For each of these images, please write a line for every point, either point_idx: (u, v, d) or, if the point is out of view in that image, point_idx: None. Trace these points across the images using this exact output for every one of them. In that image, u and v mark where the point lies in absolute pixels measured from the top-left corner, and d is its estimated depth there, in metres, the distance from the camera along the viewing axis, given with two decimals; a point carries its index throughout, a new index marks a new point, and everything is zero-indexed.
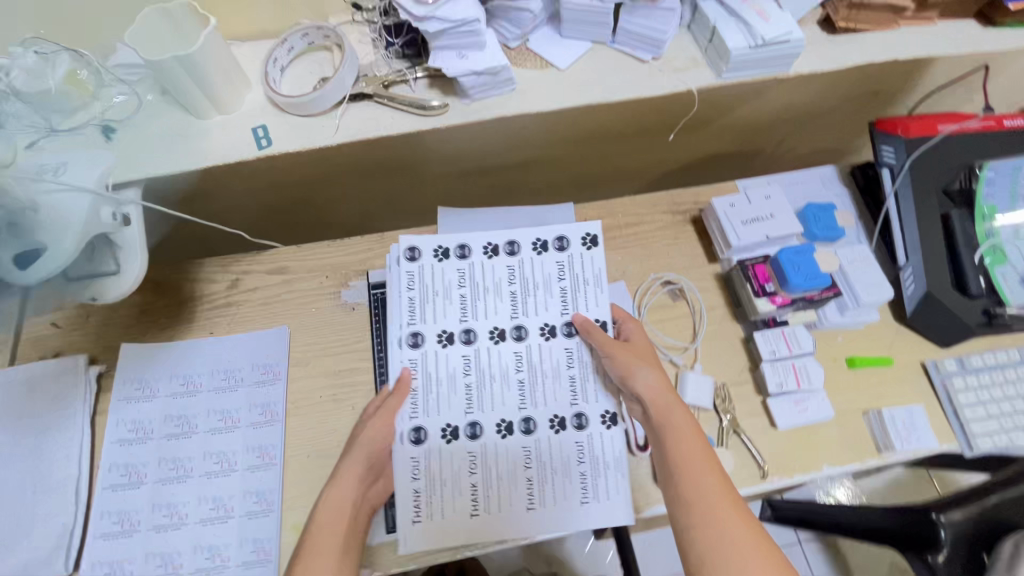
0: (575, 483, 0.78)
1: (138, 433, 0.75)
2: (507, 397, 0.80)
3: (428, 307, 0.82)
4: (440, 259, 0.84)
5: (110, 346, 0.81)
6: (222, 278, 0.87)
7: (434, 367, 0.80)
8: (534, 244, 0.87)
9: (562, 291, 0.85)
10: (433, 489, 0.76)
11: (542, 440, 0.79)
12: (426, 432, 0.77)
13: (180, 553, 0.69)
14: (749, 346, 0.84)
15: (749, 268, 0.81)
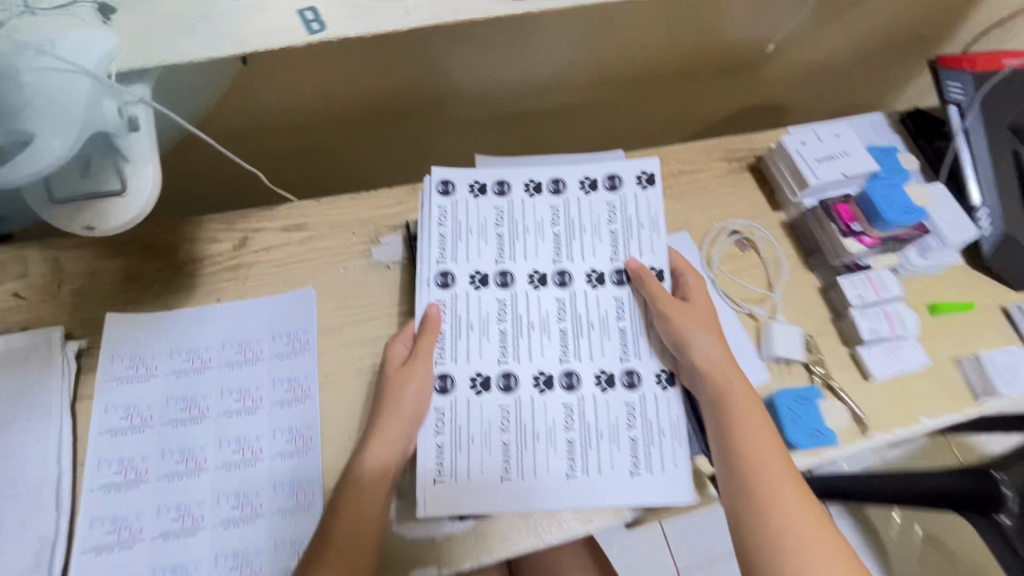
0: (622, 455, 0.63)
1: (133, 421, 0.61)
2: (547, 349, 0.68)
3: (460, 247, 0.72)
4: (477, 195, 0.74)
5: (90, 319, 0.66)
6: (228, 237, 0.73)
7: (465, 309, 0.69)
8: (582, 183, 0.76)
9: (613, 235, 0.73)
10: (458, 447, 0.63)
11: (585, 401, 0.66)
12: (453, 381, 0.65)
13: (198, 564, 0.55)
14: (828, 297, 0.77)
15: (833, 207, 0.75)
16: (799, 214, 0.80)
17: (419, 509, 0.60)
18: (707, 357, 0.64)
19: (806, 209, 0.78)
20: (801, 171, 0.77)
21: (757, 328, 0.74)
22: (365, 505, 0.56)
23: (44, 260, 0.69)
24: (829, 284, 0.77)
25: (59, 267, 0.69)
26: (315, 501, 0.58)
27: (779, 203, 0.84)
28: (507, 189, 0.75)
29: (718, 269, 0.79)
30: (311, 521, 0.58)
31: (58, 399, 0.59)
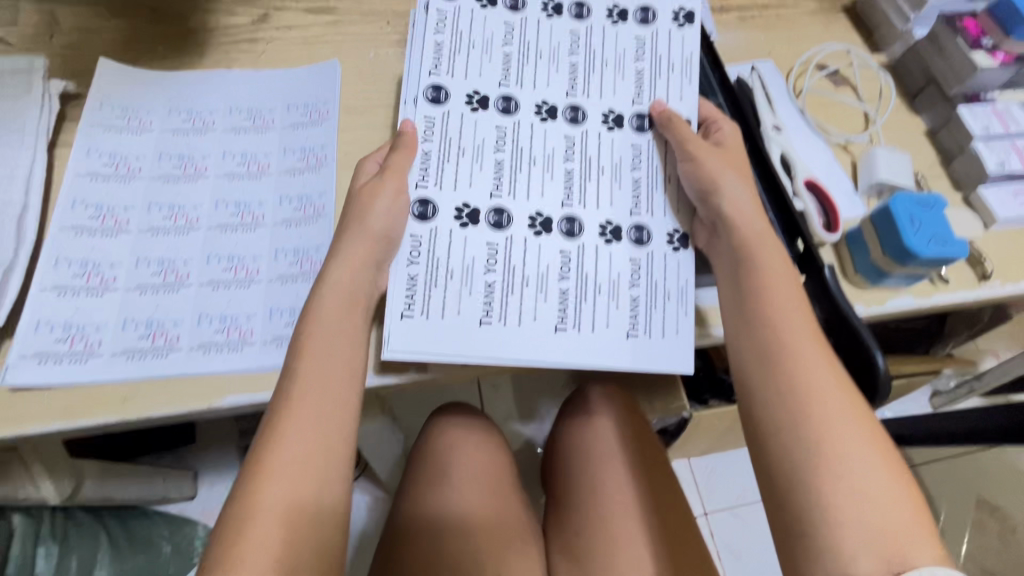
0: (621, 316, 0.49)
1: (119, 169, 0.51)
2: (548, 189, 0.52)
3: (457, 61, 0.55)
4: (483, 7, 0.57)
5: (81, 70, 0.57)
6: (245, 11, 0.63)
7: (456, 129, 0.53)
8: (608, 11, 0.58)
9: (638, 74, 0.57)
10: (433, 281, 0.48)
11: (586, 252, 0.51)
12: (438, 208, 0.50)
13: (178, 322, 0.46)
14: (936, 139, 0.65)
15: (958, 21, 0.63)
16: (906, 49, 0.69)
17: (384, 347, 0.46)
18: (739, 217, 0.48)
19: (916, 39, 0.67)
20: None
21: (853, 160, 0.62)
22: (333, 349, 0.44)
23: (37, 11, 0.60)
24: (939, 124, 0.65)
25: (53, 20, 0.60)
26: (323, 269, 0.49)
27: (878, 44, 0.72)
28: (521, 6, 0.58)
29: (807, 99, 0.66)
30: None
31: (33, 132, 0.50)
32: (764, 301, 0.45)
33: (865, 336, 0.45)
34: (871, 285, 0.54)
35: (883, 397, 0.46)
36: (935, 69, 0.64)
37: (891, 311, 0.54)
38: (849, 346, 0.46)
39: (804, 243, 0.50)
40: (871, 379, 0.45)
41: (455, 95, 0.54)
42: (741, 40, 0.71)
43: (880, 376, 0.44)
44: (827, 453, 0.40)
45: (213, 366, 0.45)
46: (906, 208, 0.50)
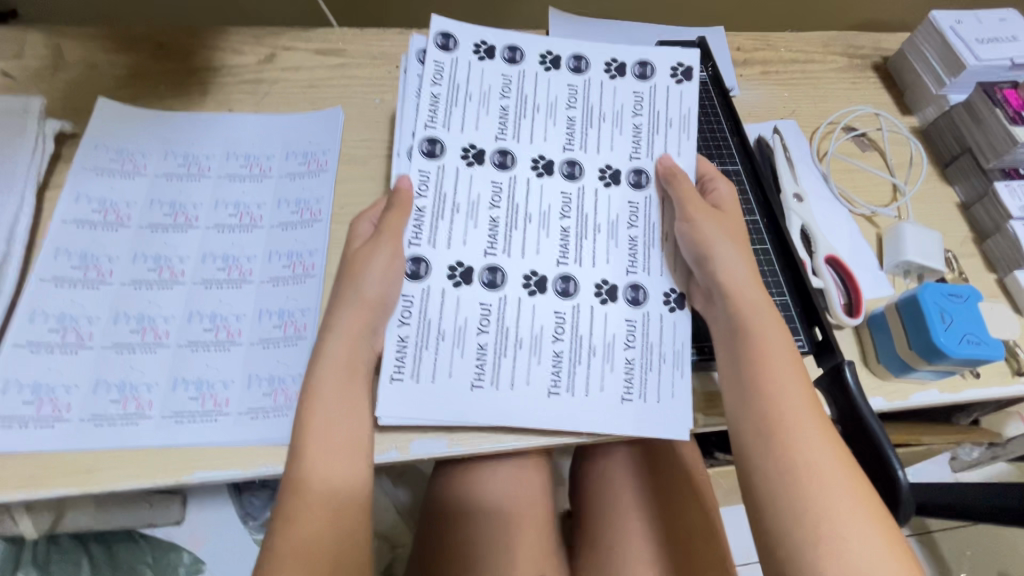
0: (615, 379, 0.46)
1: (108, 217, 0.50)
2: (544, 246, 0.49)
3: (455, 113, 0.52)
4: (482, 58, 0.53)
5: (81, 108, 0.56)
6: (252, 51, 0.62)
7: (452, 187, 0.50)
8: (607, 65, 0.54)
9: (638, 129, 0.53)
10: (425, 343, 0.45)
11: (581, 314, 0.47)
12: (434, 262, 0.47)
13: (152, 385, 0.44)
14: (969, 213, 0.61)
15: (998, 91, 0.58)
16: (939, 114, 0.65)
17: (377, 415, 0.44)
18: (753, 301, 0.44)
19: (950, 106, 0.63)
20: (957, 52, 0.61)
21: (879, 234, 0.59)
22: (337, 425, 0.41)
23: (43, 44, 0.59)
24: (974, 198, 0.61)
25: (60, 54, 0.59)
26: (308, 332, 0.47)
27: (911, 106, 0.68)
28: (518, 54, 0.54)
29: (831, 164, 0.62)
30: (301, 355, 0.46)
31: (23, 175, 0.49)
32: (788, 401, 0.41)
33: (889, 450, 0.40)
34: (895, 376, 0.50)
35: (906, 517, 0.41)
36: (970, 140, 0.61)
37: (915, 405, 0.50)
38: (870, 456, 0.42)
39: (823, 331, 0.47)
40: (893, 497, 0.41)
41: (447, 150, 0.50)
42: (763, 96, 0.68)
43: (904, 497, 0.39)
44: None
45: (183, 436, 0.43)
46: (936, 301, 0.45)
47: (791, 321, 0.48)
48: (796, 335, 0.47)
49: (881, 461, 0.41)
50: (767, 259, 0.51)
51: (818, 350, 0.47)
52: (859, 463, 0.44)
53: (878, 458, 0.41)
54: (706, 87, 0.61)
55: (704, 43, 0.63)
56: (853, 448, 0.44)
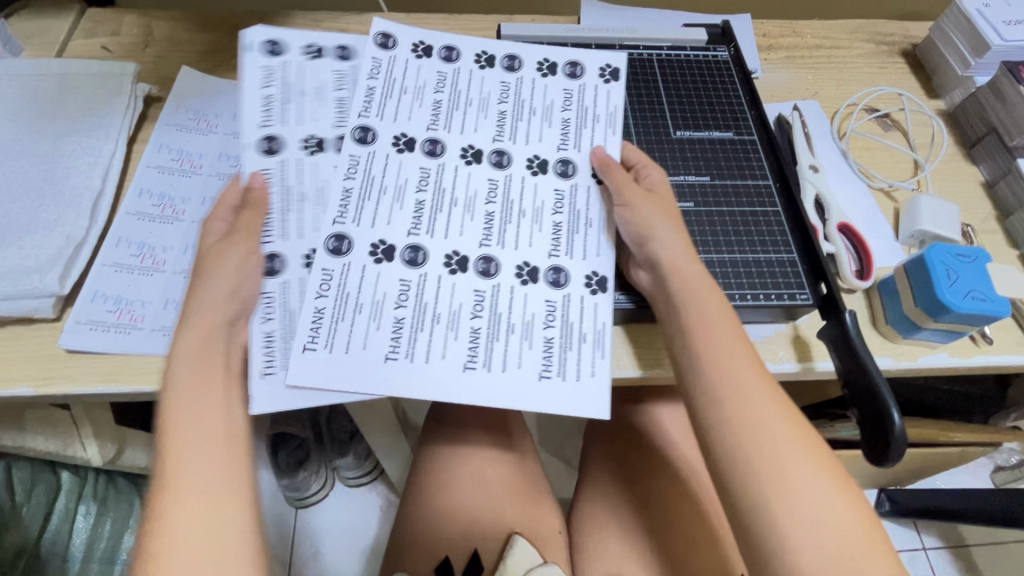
0: (534, 354, 0.47)
1: (182, 165, 0.57)
2: (468, 227, 0.51)
3: (290, 107, 0.53)
4: (345, 60, 0.56)
5: (165, 77, 0.64)
6: (311, 32, 0.70)
7: (379, 169, 0.51)
8: (539, 64, 0.58)
9: (564, 124, 0.56)
10: (291, 334, 0.46)
11: (500, 295, 0.49)
12: (350, 240, 0.49)
13: None
14: (993, 191, 0.62)
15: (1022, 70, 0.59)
16: (966, 96, 0.66)
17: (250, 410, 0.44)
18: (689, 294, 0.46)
19: (977, 87, 0.64)
20: (982, 34, 0.63)
21: (895, 207, 0.60)
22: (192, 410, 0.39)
23: (137, 25, 0.68)
24: (999, 175, 0.61)
25: (149, 32, 0.68)
26: None
27: (937, 90, 0.69)
28: (452, 53, 0.57)
29: (851, 141, 0.64)
30: None
31: (115, 128, 0.57)
32: (727, 386, 0.42)
33: (885, 393, 0.42)
34: (902, 337, 0.51)
35: (896, 461, 0.43)
36: (995, 119, 0.61)
37: (923, 367, 0.51)
38: (868, 403, 0.44)
39: (827, 286, 0.49)
40: (884, 440, 0.42)
41: (328, 140, 0.52)
42: (787, 79, 0.70)
43: (895, 438, 0.41)
44: (817, 535, 0.37)
45: None
46: (942, 259, 0.47)
47: (797, 278, 0.51)
48: (801, 291, 0.50)
49: (876, 405, 0.43)
50: (777, 220, 0.54)
51: (824, 304, 0.49)
52: (853, 407, 0.46)
53: (874, 403, 0.43)
54: (727, 65, 0.64)
55: (728, 24, 0.66)
56: (851, 396, 0.46)
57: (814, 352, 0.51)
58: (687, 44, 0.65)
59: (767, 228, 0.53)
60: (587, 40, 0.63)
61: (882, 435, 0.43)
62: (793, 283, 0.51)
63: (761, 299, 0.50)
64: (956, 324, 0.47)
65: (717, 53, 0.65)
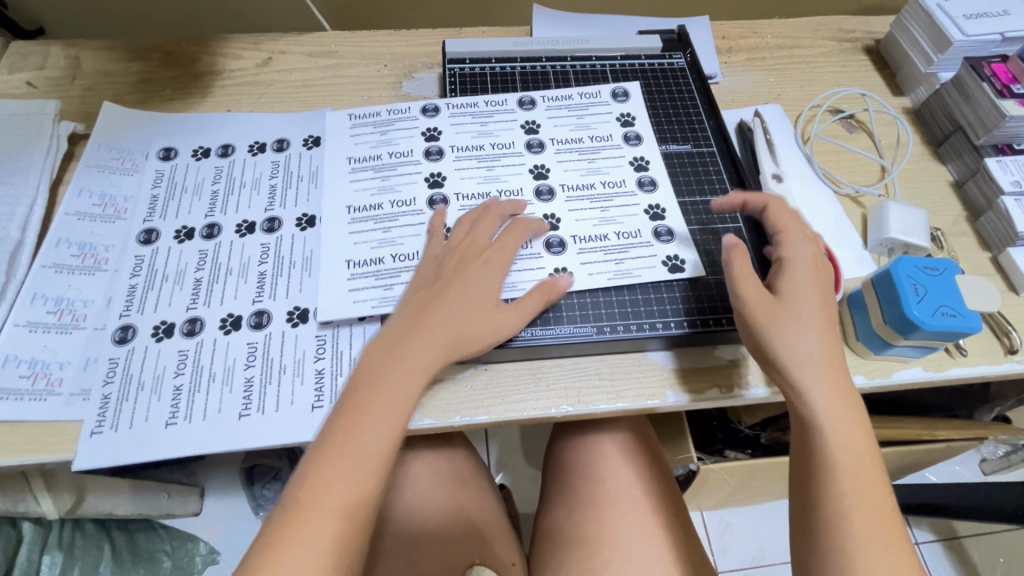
0: (364, 279, 0.49)
1: (105, 210, 0.54)
2: (472, 171, 0.55)
3: (171, 205, 0.54)
4: (254, 153, 0.58)
5: (92, 113, 0.61)
6: (250, 56, 0.66)
7: (225, 256, 0.52)
8: (652, 207, 0.53)
9: (600, 237, 0.52)
10: (124, 396, 0.45)
11: (408, 216, 0.52)
12: (439, 135, 0.57)
13: (125, 364, 0.46)
14: (962, 192, 0.60)
15: (986, 65, 0.57)
16: (930, 93, 0.64)
17: (76, 464, 0.43)
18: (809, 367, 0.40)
19: (940, 83, 0.62)
20: (943, 30, 0.60)
21: (862, 213, 0.58)
22: (369, 437, 0.38)
23: (63, 56, 0.65)
24: (967, 175, 0.59)
25: (77, 64, 0.64)
26: (269, 324, 0.48)
27: (903, 87, 0.67)
28: (638, 141, 0.57)
29: (815, 145, 0.62)
30: (256, 339, 0.47)
31: (37, 173, 0.54)
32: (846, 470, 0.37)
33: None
34: (875, 353, 0.49)
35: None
36: (960, 117, 0.59)
37: (898, 383, 0.49)
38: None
39: None
40: None
41: (196, 230, 0.53)
42: (748, 82, 0.67)
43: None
44: None
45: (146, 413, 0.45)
46: (909, 273, 0.45)
47: None
48: None
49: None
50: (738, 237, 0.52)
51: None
52: None
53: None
54: (683, 72, 0.62)
55: (684, 28, 0.65)
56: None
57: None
58: (641, 53, 0.63)
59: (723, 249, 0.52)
60: (537, 53, 0.63)
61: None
62: None
63: (711, 323, 0.48)
64: (928, 341, 0.45)
65: (673, 60, 0.63)
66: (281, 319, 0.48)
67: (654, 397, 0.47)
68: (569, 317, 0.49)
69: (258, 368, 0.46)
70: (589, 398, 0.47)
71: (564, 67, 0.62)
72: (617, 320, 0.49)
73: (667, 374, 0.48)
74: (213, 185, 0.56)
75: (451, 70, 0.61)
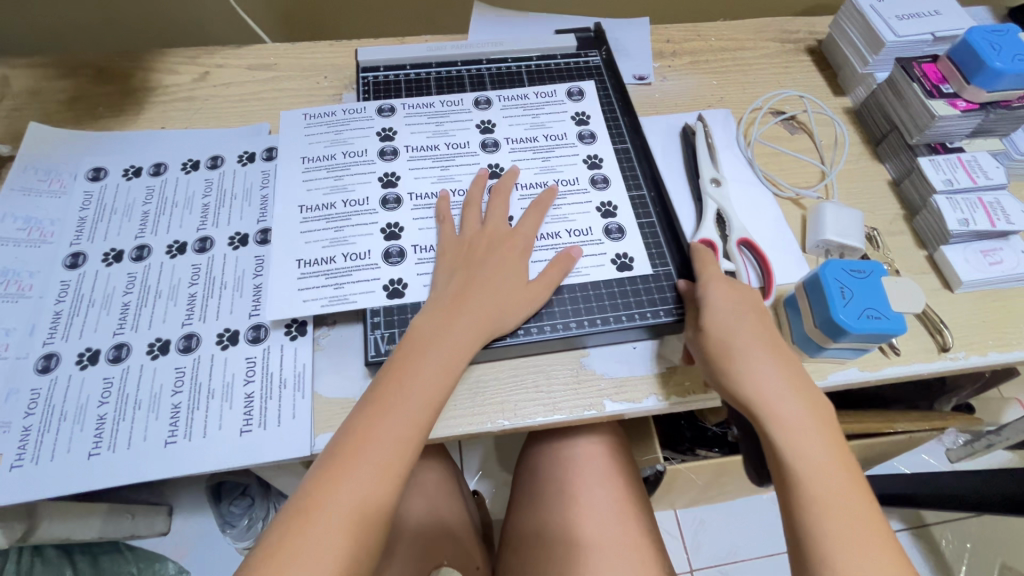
0: (315, 278, 0.48)
1: (30, 234, 0.52)
2: (423, 169, 0.54)
3: (100, 227, 0.53)
4: (187, 172, 0.57)
5: (19, 134, 0.59)
6: (187, 70, 0.65)
7: (154, 278, 0.50)
8: (606, 204, 0.53)
9: (553, 233, 0.52)
10: (45, 427, 0.44)
11: (361, 215, 0.51)
12: (394, 134, 0.56)
13: (47, 394, 0.45)
14: (899, 190, 0.60)
15: (916, 66, 0.58)
16: (868, 93, 0.64)
17: None
18: (767, 393, 0.41)
19: (877, 84, 0.63)
20: (876, 31, 0.61)
21: (803, 215, 0.58)
22: (403, 413, 0.39)
23: None
24: (903, 174, 0.60)
25: (5, 84, 0.62)
26: (198, 346, 0.47)
27: (843, 87, 0.68)
28: (593, 139, 0.57)
29: (756, 149, 0.62)
30: (185, 364, 0.46)
31: None
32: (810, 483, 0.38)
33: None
34: (811, 356, 0.49)
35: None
36: (895, 117, 0.60)
37: (834, 384, 0.49)
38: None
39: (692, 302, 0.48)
40: None
41: (126, 252, 0.52)
42: (691, 85, 0.67)
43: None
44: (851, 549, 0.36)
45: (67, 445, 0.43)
46: (836, 277, 0.45)
47: (664, 293, 0.50)
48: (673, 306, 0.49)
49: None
50: (657, 234, 0.53)
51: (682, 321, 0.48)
52: None
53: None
54: (599, 70, 0.62)
55: (599, 27, 0.65)
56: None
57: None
58: (558, 53, 0.64)
59: (663, 244, 0.52)
60: (452, 57, 0.62)
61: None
62: (662, 300, 0.50)
63: (625, 320, 0.49)
64: (857, 343, 0.46)
65: (588, 58, 0.63)
66: (210, 342, 0.47)
67: (590, 408, 0.47)
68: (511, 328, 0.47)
69: (186, 393, 0.45)
70: (525, 411, 0.47)
71: (479, 71, 0.62)
72: (557, 317, 0.48)
73: (604, 384, 0.48)
74: (144, 206, 0.54)
75: (364, 78, 0.60)
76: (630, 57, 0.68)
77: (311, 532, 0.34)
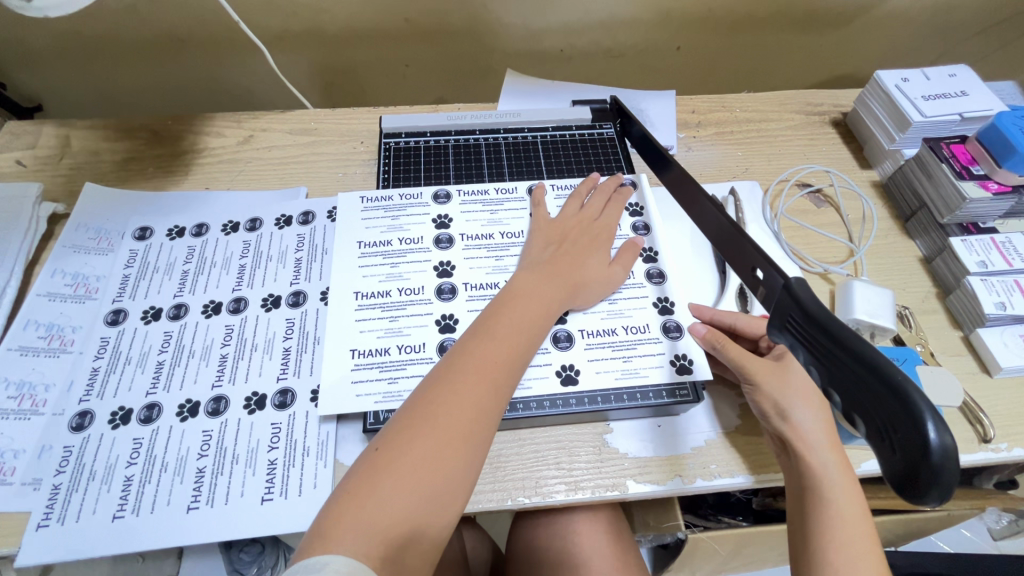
0: (367, 370, 0.48)
1: (77, 290, 0.55)
2: (479, 258, 0.55)
3: (141, 285, 0.55)
4: (227, 233, 0.59)
5: (74, 191, 0.63)
6: (233, 133, 0.69)
7: (189, 338, 0.52)
8: (660, 300, 0.53)
9: (609, 331, 0.51)
10: (74, 487, 0.45)
11: (416, 304, 0.52)
12: (449, 222, 0.57)
13: (77, 452, 0.46)
14: (931, 268, 0.59)
15: (945, 147, 0.58)
16: (896, 168, 0.64)
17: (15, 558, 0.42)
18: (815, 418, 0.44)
19: (905, 160, 0.63)
20: (903, 111, 0.62)
21: (833, 291, 0.57)
22: (479, 377, 0.40)
23: (54, 136, 0.67)
24: (934, 252, 0.59)
25: (66, 144, 0.67)
26: (224, 412, 0.48)
27: (870, 160, 0.68)
28: (646, 231, 0.58)
29: (782, 223, 0.62)
30: (213, 427, 0.47)
31: (13, 255, 0.55)
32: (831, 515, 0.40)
33: (919, 399, 0.27)
34: (844, 441, 0.48)
35: (943, 496, 0.28)
36: (925, 195, 0.60)
37: (867, 474, 0.48)
38: (886, 405, 0.28)
39: (699, 391, 0.48)
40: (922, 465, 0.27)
41: (164, 310, 0.54)
42: (716, 156, 0.68)
43: (936, 458, 0.26)
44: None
45: (89, 508, 0.44)
46: None
47: (681, 373, 0.49)
48: (682, 387, 0.49)
49: (907, 411, 0.28)
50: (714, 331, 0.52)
51: (699, 397, 0.48)
52: (894, 434, 0.28)
53: (895, 405, 0.28)
54: (613, 141, 0.65)
55: (615, 99, 0.67)
56: (844, 403, 0.31)
57: (766, 461, 0.48)
58: (573, 124, 0.66)
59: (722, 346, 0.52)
60: (470, 126, 0.65)
61: (917, 459, 0.27)
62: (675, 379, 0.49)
63: (639, 397, 0.48)
64: None
65: (602, 130, 0.66)
66: (237, 407, 0.48)
67: (613, 488, 0.46)
68: (530, 403, 0.48)
69: (211, 458, 0.46)
70: (545, 488, 0.46)
71: (496, 139, 0.65)
72: (583, 390, 0.48)
73: (628, 463, 0.47)
74: (184, 266, 0.57)
75: (387, 144, 0.64)
76: (656, 127, 0.70)
77: (370, 506, 0.33)
